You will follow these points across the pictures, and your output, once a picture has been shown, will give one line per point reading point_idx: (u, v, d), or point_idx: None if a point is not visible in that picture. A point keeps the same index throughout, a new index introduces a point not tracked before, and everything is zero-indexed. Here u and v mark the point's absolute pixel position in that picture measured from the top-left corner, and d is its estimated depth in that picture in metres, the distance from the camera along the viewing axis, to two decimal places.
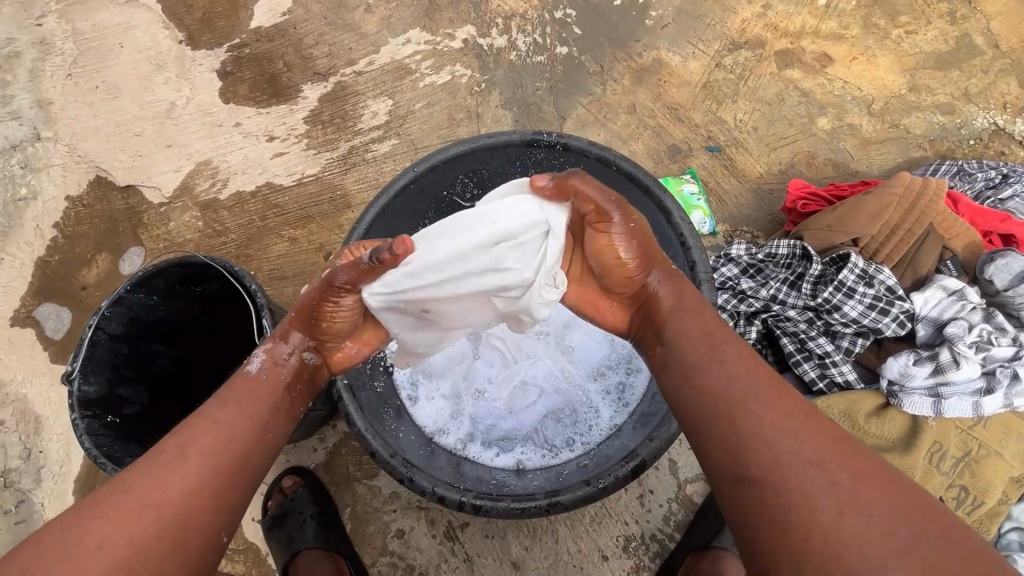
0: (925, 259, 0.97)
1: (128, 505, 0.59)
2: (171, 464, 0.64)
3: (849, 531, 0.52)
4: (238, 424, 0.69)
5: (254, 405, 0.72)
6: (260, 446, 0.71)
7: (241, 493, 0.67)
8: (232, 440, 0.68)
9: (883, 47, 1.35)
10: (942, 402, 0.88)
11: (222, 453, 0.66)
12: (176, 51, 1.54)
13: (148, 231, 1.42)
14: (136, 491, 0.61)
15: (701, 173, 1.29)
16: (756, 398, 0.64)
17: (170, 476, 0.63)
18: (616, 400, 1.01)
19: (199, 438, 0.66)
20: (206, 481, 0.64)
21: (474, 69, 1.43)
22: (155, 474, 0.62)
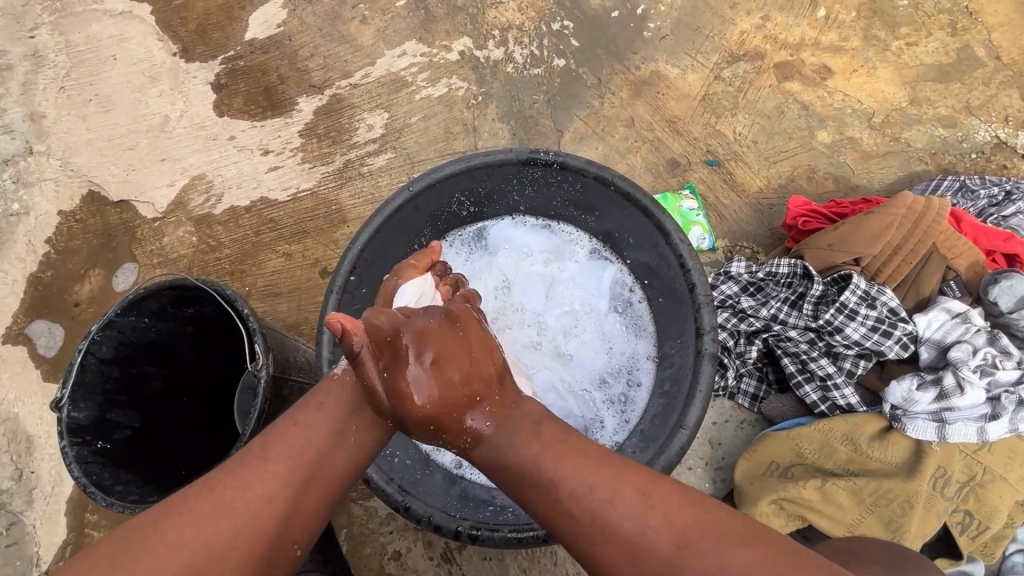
0: (928, 281, 0.96)
1: (209, 508, 0.58)
2: (251, 469, 0.61)
3: (701, 568, 0.52)
4: (321, 430, 0.66)
5: (336, 411, 0.68)
6: (342, 457, 0.67)
7: (321, 502, 0.64)
8: (312, 448, 0.65)
9: (883, 59, 1.33)
10: (946, 427, 0.87)
11: (301, 460, 0.64)
12: (170, 64, 1.52)
13: (141, 246, 1.41)
14: (218, 494, 0.59)
15: (700, 187, 1.28)
16: (582, 468, 0.61)
17: (249, 479, 0.61)
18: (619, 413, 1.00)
19: (282, 440, 0.64)
20: (282, 491, 0.61)
21: (471, 82, 1.42)
22: (237, 477, 0.61)
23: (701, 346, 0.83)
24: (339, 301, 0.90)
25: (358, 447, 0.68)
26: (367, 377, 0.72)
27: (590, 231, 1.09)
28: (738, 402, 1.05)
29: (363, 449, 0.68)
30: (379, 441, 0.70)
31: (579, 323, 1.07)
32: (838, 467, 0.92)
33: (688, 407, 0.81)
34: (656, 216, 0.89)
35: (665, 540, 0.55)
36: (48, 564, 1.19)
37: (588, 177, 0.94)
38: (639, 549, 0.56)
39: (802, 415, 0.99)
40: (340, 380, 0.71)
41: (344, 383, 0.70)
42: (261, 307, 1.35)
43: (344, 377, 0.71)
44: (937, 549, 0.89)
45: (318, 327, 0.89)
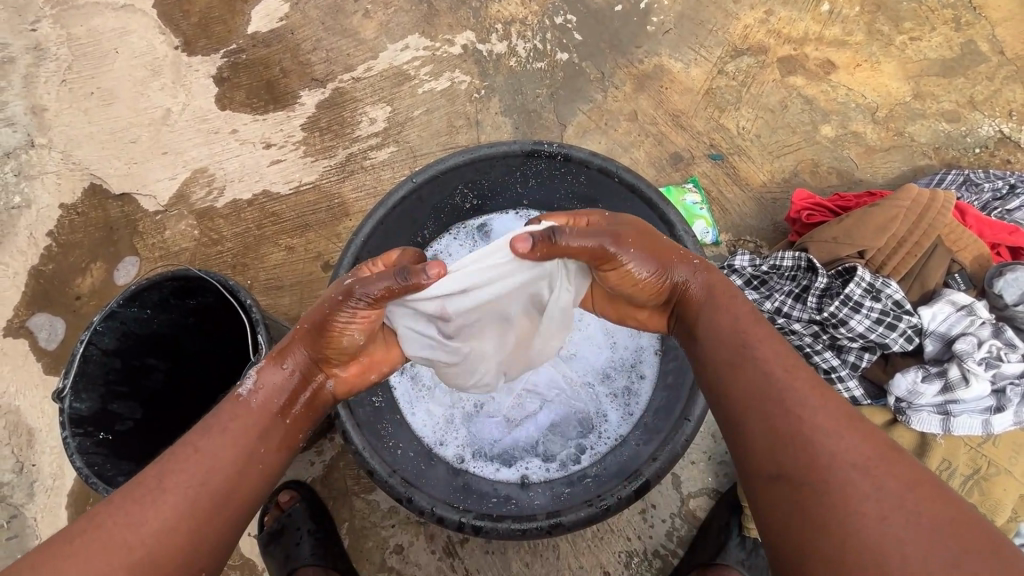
0: (932, 274, 0.95)
1: (98, 546, 0.58)
2: (146, 498, 0.62)
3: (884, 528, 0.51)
4: (221, 453, 0.66)
5: (240, 431, 0.69)
6: (247, 477, 0.67)
7: (226, 524, 0.65)
8: (212, 474, 0.65)
9: (887, 53, 1.33)
10: (951, 419, 0.86)
11: (202, 488, 0.64)
12: (173, 57, 1.52)
13: (143, 240, 1.40)
14: (107, 532, 0.59)
15: (704, 181, 1.28)
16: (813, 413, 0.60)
17: (144, 511, 0.61)
18: (622, 408, 1.00)
19: (177, 470, 0.64)
20: (180, 520, 0.61)
21: (474, 76, 1.42)
22: (132, 509, 0.61)
23: None
24: None
25: (264, 467, 0.69)
26: (274, 398, 0.72)
27: None
28: None
29: (270, 466, 0.70)
30: (281, 461, 0.72)
31: (583, 319, 1.07)
32: None
33: (692, 398, 0.81)
34: (661, 208, 0.89)
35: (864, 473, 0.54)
36: None
37: (593, 169, 0.94)
38: (825, 473, 0.56)
39: None
40: (245, 403, 0.71)
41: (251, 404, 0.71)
42: (263, 301, 1.35)
43: (248, 398, 0.71)
44: None
45: None
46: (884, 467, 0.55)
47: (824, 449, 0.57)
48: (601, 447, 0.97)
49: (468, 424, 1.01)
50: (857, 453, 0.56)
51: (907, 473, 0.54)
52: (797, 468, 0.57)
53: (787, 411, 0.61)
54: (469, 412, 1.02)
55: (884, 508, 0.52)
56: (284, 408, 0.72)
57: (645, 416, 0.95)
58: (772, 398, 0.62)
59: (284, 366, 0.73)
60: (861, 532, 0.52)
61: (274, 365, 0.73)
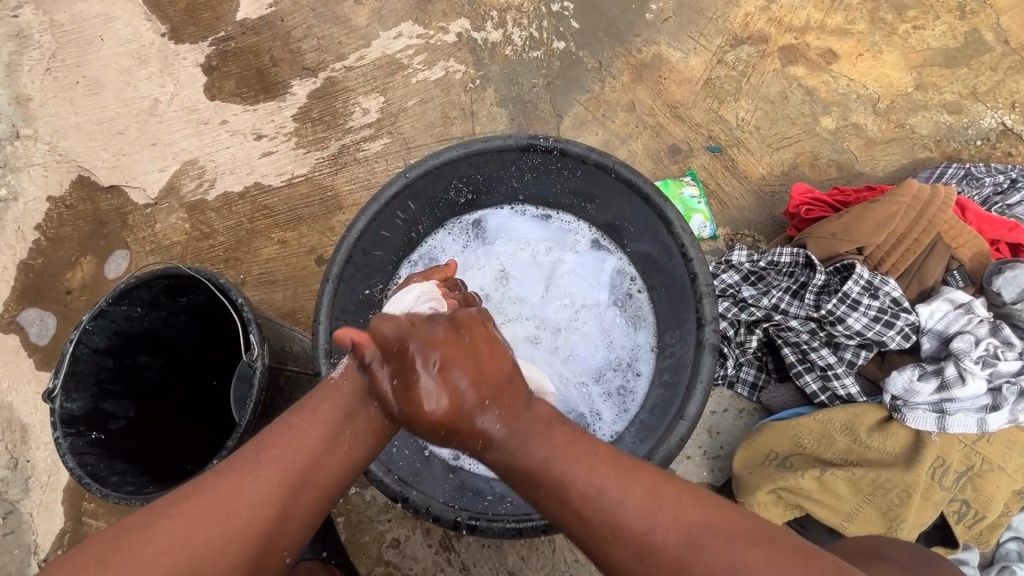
0: (931, 270, 0.95)
1: (197, 512, 0.53)
2: (243, 471, 0.56)
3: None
4: (315, 433, 0.60)
5: (331, 408, 0.62)
6: (338, 459, 0.60)
7: (311, 509, 0.57)
8: (310, 450, 0.58)
9: (890, 42, 1.31)
10: (946, 418, 0.87)
11: (295, 466, 0.57)
12: (159, 45, 1.48)
13: (134, 233, 1.38)
14: (208, 498, 0.54)
15: (702, 174, 1.26)
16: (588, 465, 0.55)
17: (241, 488, 0.55)
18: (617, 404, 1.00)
19: (275, 441, 0.58)
20: (274, 496, 0.55)
21: (469, 65, 1.39)
22: (229, 480, 0.55)
23: (703, 336, 0.82)
24: (335, 290, 0.89)
25: (352, 454, 0.61)
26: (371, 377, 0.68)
27: (590, 219, 1.08)
28: (737, 392, 1.04)
29: (362, 454, 0.62)
30: (376, 449, 0.63)
31: (579, 315, 1.06)
32: (836, 456, 0.91)
33: (688, 397, 0.80)
34: (658, 205, 0.87)
35: (669, 529, 0.50)
36: (46, 552, 1.19)
37: (589, 163, 0.92)
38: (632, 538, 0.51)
39: (802, 404, 0.99)
40: (338, 384, 0.64)
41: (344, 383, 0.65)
42: (255, 295, 1.33)
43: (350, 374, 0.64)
44: (932, 537, 0.89)
45: (314, 315, 0.89)
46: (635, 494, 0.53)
47: (617, 517, 0.52)
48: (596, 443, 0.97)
49: None
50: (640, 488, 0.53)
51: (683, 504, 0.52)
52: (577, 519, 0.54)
53: (585, 502, 0.53)
54: None
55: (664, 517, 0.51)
56: (374, 393, 0.63)
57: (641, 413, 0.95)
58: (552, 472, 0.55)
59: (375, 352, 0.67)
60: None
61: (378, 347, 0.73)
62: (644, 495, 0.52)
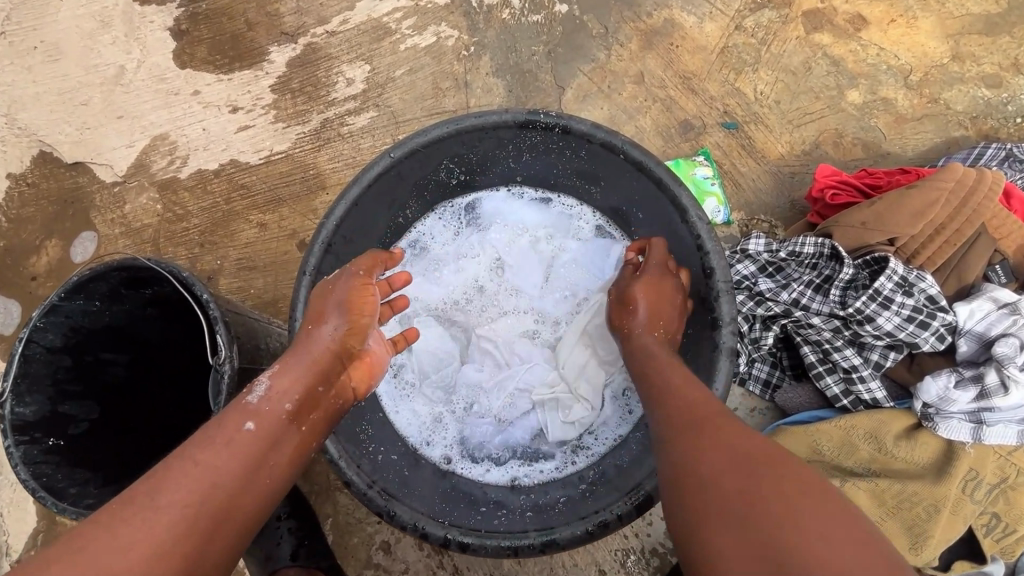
0: (972, 265, 0.86)
1: (127, 532, 0.50)
2: (149, 500, 0.52)
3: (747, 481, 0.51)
4: (236, 457, 0.58)
5: (233, 438, 0.60)
6: (257, 484, 0.59)
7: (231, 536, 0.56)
8: (219, 484, 0.56)
9: (926, 7, 1.19)
10: (983, 428, 0.80)
11: (210, 494, 0.55)
12: (123, 6, 1.35)
13: (101, 214, 1.28)
14: (139, 518, 0.51)
15: (715, 153, 1.16)
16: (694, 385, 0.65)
17: (173, 504, 0.53)
18: (620, 406, 0.92)
19: (203, 458, 0.57)
20: (196, 520, 0.53)
21: (462, 30, 1.26)
22: (129, 515, 0.51)
23: (718, 340, 0.73)
24: (312, 283, 0.81)
25: (270, 481, 0.61)
26: (285, 401, 0.64)
27: (595, 203, 0.98)
28: (749, 389, 0.97)
29: (279, 479, 0.62)
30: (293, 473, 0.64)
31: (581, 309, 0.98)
32: (857, 465, 0.85)
33: None
34: (672, 191, 0.78)
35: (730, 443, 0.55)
36: (18, 553, 1.13)
37: (595, 142, 0.82)
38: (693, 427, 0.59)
39: (821, 406, 0.91)
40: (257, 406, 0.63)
41: (247, 430, 0.61)
42: (233, 283, 1.24)
43: (257, 417, 0.62)
44: (958, 550, 0.83)
45: (290, 312, 0.80)
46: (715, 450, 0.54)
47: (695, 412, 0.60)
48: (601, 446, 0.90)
49: (453, 422, 0.94)
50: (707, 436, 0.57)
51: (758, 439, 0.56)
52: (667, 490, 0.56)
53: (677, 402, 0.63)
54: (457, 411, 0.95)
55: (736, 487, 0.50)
56: (297, 413, 0.65)
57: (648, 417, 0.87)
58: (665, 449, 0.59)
59: (297, 370, 0.67)
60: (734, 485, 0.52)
61: (283, 367, 0.67)
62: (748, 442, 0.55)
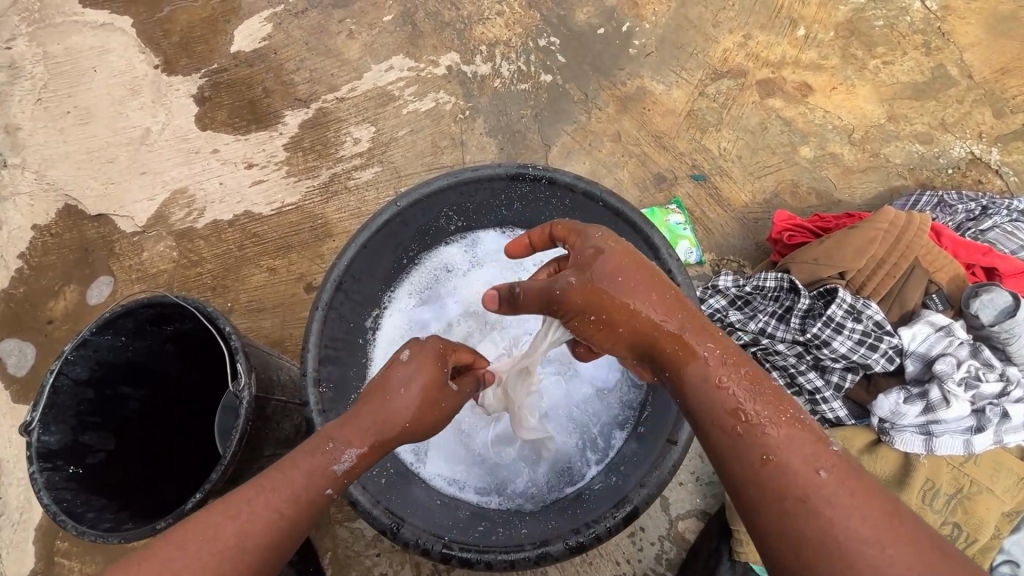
0: (911, 294, 0.99)
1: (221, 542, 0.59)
2: (224, 527, 0.60)
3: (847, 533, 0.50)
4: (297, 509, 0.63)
5: (304, 492, 0.64)
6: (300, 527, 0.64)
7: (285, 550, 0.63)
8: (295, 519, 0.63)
9: (862, 77, 1.37)
10: (933, 440, 0.90)
11: (282, 527, 0.62)
12: (152, 76, 1.50)
13: (119, 261, 1.37)
14: (226, 530, 0.60)
15: (687, 202, 1.29)
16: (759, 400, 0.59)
17: (251, 522, 0.61)
18: (592, 451, 0.93)
19: (281, 483, 0.64)
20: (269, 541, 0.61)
21: (458, 96, 1.42)
22: (205, 528, 0.60)
23: None
24: (324, 318, 0.89)
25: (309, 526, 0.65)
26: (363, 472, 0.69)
27: None
28: None
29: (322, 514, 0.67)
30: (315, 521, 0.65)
31: None
32: None
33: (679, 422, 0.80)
34: (645, 231, 0.89)
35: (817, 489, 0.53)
36: None
37: (577, 192, 0.94)
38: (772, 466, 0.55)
39: None
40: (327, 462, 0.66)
41: (327, 493, 0.66)
42: (242, 323, 1.32)
43: (337, 482, 0.66)
44: None
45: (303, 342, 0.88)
46: (900, 534, 0.50)
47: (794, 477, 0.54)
48: (605, 455, 0.92)
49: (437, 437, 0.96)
50: (853, 493, 0.52)
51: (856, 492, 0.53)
52: (794, 518, 0.52)
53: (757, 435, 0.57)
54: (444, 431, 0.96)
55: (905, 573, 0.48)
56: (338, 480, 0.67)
57: (640, 424, 0.90)
58: (772, 458, 0.55)
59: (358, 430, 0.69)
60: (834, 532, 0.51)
61: (365, 434, 0.69)
62: (808, 486, 0.53)
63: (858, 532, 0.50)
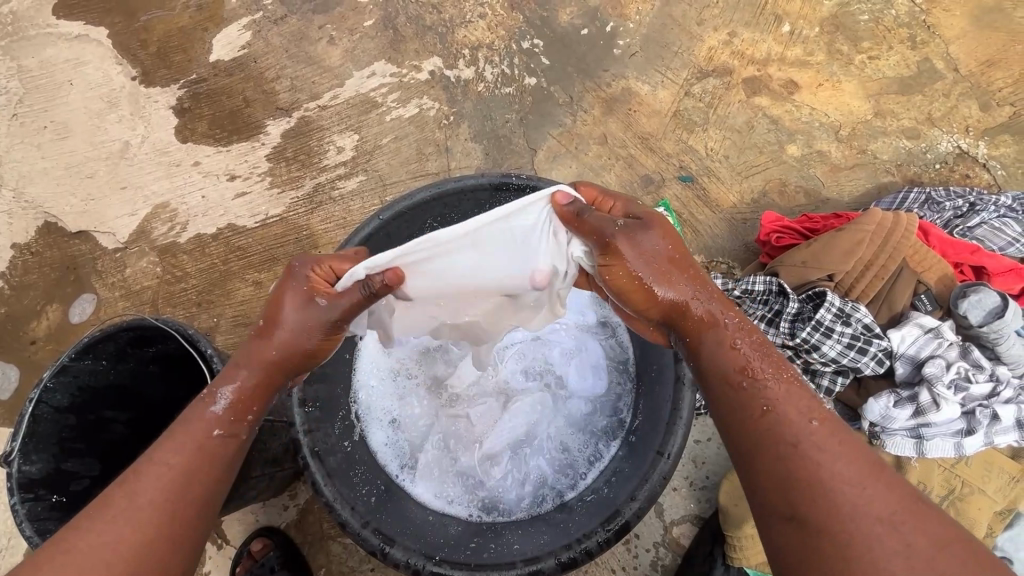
0: (900, 295, 1.00)
1: (125, 512, 0.59)
2: (122, 514, 0.59)
3: (838, 477, 0.56)
4: (196, 463, 0.64)
5: (196, 447, 0.65)
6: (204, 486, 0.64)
7: (196, 507, 0.63)
8: (191, 487, 0.63)
9: (847, 72, 1.36)
10: (924, 443, 0.92)
11: (180, 502, 0.62)
12: (130, 88, 1.47)
13: (102, 278, 1.35)
14: (126, 500, 0.60)
15: (675, 204, 1.29)
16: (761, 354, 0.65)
17: (149, 487, 0.61)
18: (584, 460, 0.92)
19: (170, 445, 0.64)
20: (177, 499, 0.62)
21: (442, 102, 1.40)
22: (108, 505, 0.60)
23: (681, 371, 0.81)
24: None
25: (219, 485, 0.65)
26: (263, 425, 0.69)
27: None
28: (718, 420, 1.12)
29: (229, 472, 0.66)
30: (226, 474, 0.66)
31: (575, 347, 0.99)
32: None
33: (670, 433, 0.79)
34: None
35: (822, 441, 0.58)
36: None
37: None
38: (783, 422, 0.60)
39: None
40: (212, 412, 0.67)
41: (216, 436, 0.66)
42: (229, 338, 1.30)
43: (223, 424, 0.67)
44: None
45: None
46: (884, 481, 0.55)
47: (793, 430, 0.59)
48: (598, 465, 0.91)
49: (425, 452, 0.94)
50: (843, 446, 0.58)
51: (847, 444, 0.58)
52: (787, 461, 0.58)
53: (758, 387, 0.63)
54: (433, 446, 0.95)
55: (884, 509, 0.53)
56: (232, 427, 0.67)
57: (631, 433, 0.89)
58: (771, 414, 0.61)
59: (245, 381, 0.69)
60: (833, 481, 0.55)
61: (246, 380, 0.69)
62: (811, 433, 0.59)
63: (845, 470, 0.56)
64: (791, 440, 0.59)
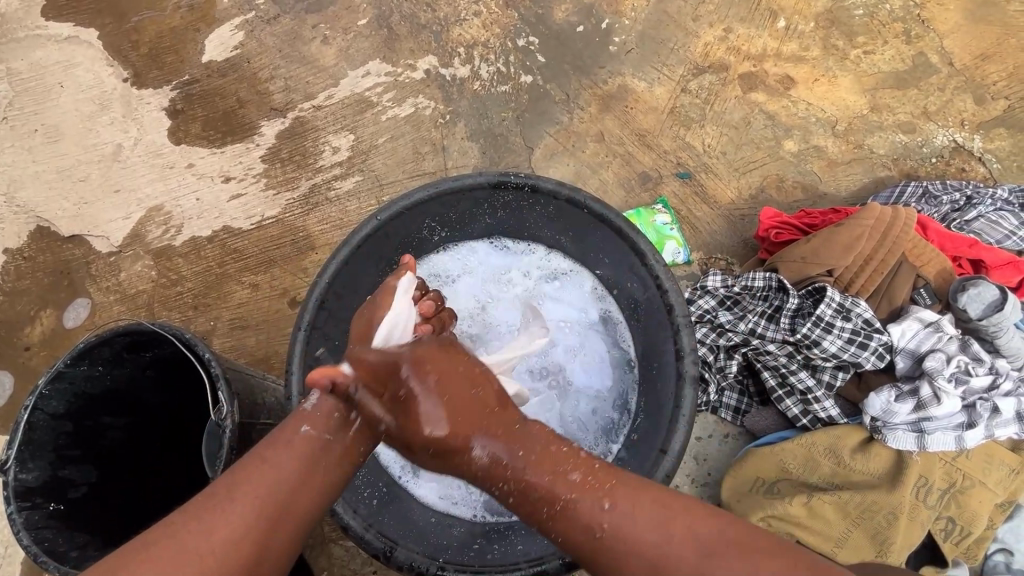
0: (899, 290, 1.00)
1: (227, 513, 0.60)
2: (217, 509, 0.60)
3: (685, 573, 0.57)
4: (284, 464, 0.64)
5: (301, 454, 0.65)
6: (304, 495, 0.63)
7: (294, 520, 0.63)
8: (276, 487, 0.62)
9: (843, 67, 1.36)
10: (925, 437, 0.93)
11: (266, 500, 0.61)
12: (121, 90, 1.45)
13: (96, 283, 1.33)
14: (230, 498, 0.61)
15: (673, 201, 1.28)
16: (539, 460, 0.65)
17: (253, 488, 0.62)
18: None
19: (273, 451, 0.65)
20: (280, 504, 0.62)
21: (438, 101, 1.39)
22: (213, 502, 0.61)
23: (682, 369, 0.80)
24: (307, 339, 0.85)
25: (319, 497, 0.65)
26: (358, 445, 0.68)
27: (565, 251, 1.04)
28: (721, 417, 1.08)
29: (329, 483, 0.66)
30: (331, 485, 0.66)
31: (579, 343, 1.02)
32: (822, 480, 0.97)
33: (671, 431, 0.79)
34: (631, 237, 0.86)
35: (653, 542, 0.59)
36: None
37: (562, 199, 0.91)
38: (618, 539, 0.60)
39: (784, 427, 1.04)
40: (308, 419, 0.67)
41: (302, 434, 0.66)
42: (226, 341, 1.29)
43: (311, 421, 0.67)
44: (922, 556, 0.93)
45: (287, 364, 0.85)
46: (715, 553, 0.57)
47: (625, 543, 0.59)
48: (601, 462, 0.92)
49: None
50: (654, 504, 0.61)
51: (679, 519, 0.60)
52: (638, 574, 0.59)
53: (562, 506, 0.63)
54: None
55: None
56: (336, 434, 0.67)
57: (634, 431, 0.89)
58: (597, 526, 0.61)
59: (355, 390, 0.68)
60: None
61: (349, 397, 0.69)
62: (642, 532, 0.60)
63: (681, 555, 0.58)
64: (628, 546, 0.59)
